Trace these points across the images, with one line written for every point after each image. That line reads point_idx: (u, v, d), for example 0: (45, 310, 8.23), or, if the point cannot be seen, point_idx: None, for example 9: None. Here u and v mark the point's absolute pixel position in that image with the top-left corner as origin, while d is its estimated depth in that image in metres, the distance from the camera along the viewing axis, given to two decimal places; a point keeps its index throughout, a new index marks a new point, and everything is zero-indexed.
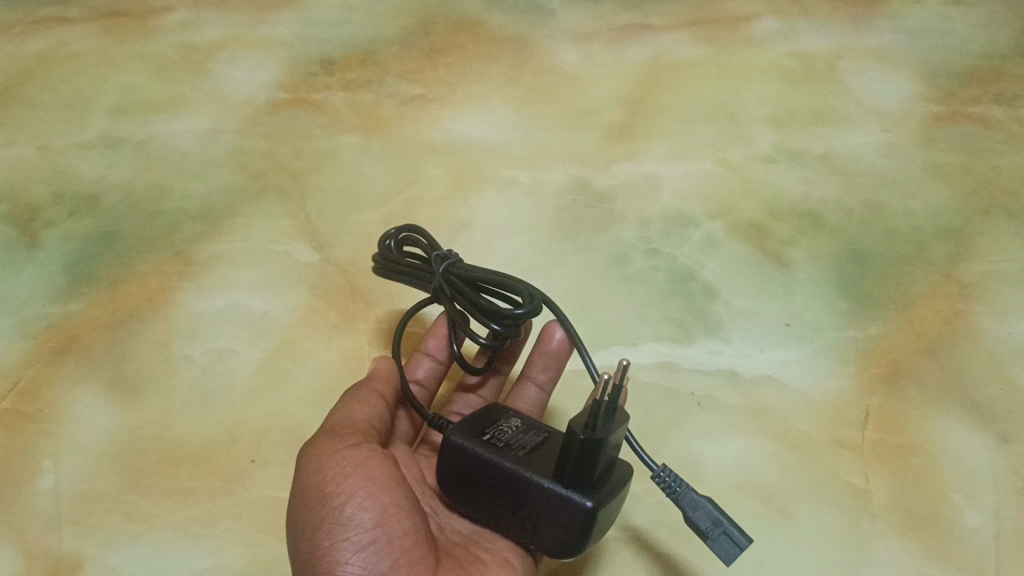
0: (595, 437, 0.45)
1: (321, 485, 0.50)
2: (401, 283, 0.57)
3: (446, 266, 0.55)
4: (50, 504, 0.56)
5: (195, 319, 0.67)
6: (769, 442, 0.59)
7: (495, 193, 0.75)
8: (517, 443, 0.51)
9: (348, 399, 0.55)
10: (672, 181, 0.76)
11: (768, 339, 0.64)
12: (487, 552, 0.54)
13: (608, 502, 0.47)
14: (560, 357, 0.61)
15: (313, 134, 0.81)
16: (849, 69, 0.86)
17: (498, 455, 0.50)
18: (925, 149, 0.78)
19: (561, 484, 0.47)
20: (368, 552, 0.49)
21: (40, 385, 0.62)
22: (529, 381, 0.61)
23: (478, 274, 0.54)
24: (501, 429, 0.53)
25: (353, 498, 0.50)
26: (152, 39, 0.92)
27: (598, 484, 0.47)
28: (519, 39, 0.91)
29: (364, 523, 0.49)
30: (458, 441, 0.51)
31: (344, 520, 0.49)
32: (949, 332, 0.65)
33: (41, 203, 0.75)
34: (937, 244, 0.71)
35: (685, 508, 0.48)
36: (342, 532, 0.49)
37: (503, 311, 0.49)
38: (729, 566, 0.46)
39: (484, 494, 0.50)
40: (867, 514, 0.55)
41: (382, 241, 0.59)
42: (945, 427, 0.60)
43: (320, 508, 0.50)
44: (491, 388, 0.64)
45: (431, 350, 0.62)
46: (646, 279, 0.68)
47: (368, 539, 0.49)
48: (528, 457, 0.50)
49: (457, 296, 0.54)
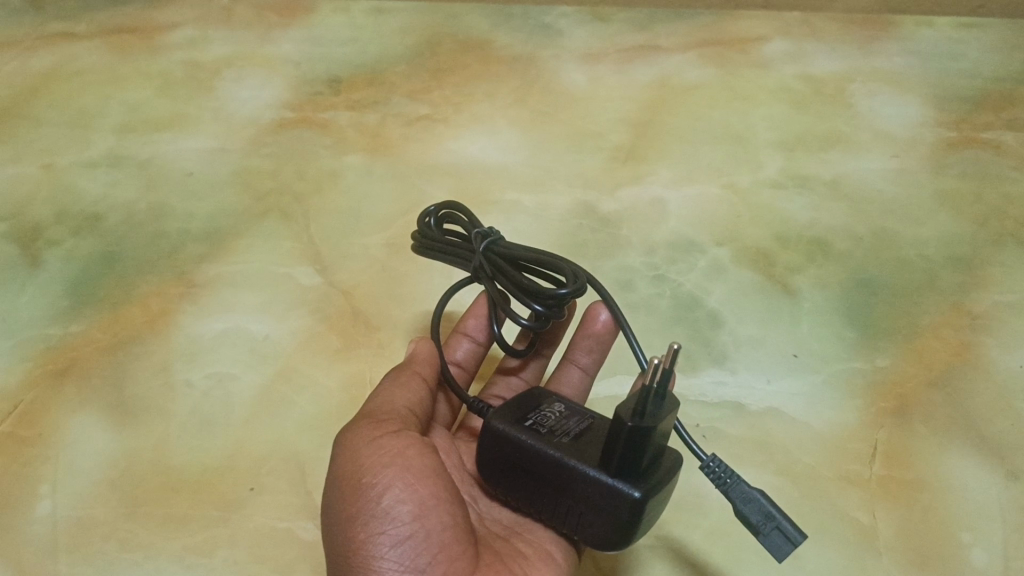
0: (644, 425, 0.43)
1: (358, 475, 0.49)
2: (440, 260, 0.56)
3: (487, 244, 0.54)
4: (45, 530, 0.56)
5: (196, 343, 0.66)
6: (774, 476, 0.58)
7: (500, 215, 0.74)
8: (561, 429, 0.50)
9: (388, 384, 0.55)
10: (679, 206, 0.75)
11: (774, 369, 0.64)
12: (528, 545, 0.54)
13: (657, 491, 0.46)
14: (603, 340, 0.61)
15: (318, 154, 0.80)
16: (859, 92, 0.86)
17: (542, 441, 0.49)
18: (935, 176, 0.77)
19: (607, 474, 0.46)
20: (405, 547, 0.47)
21: (38, 408, 0.62)
22: (571, 364, 0.61)
23: (520, 253, 0.53)
24: (545, 414, 0.52)
25: (390, 489, 0.48)
26: (159, 56, 0.92)
27: (646, 472, 0.46)
28: (526, 59, 0.90)
29: (401, 517, 0.48)
30: (501, 428, 0.50)
31: (380, 513, 0.48)
32: (958, 365, 0.64)
33: (44, 222, 0.75)
34: (947, 274, 0.70)
35: (736, 501, 0.47)
36: (378, 525, 0.48)
37: (548, 291, 0.48)
38: (780, 562, 0.45)
39: (528, 482, 0.49)
40: (874, 552, 0.54)
41: (421, 219, 0.58)
42: (954, 462, 0.59)
43: (355, 499, 0.49)
44: (533, 371, 0.64)
45: (470, 331, 0.63)
46: (651, 305, 0.67)
47: (405, 533, 0.48)
48: (573, 443, 0.49)
49: (498, 275, 0.53)
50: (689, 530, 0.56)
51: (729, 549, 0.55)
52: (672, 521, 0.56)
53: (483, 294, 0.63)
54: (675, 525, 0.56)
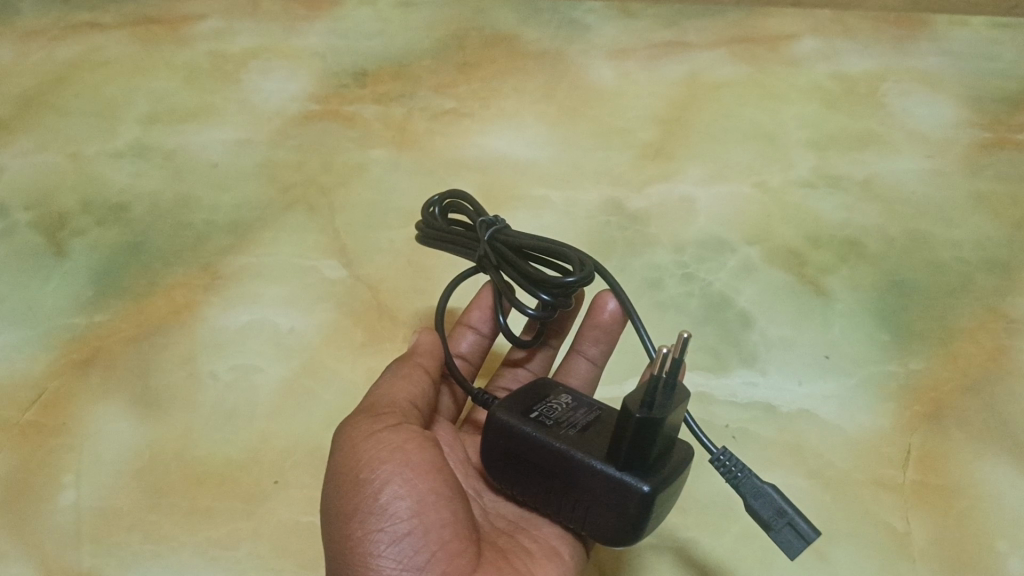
0: (652, 416, 0.42)
1: (356, 470, 0.49)
2: (445, 250, 0.56)
3: (492, 233, 0.53)
4: (68, 520, 0.55)
5: (220, 335, 0.66)
6: (805, 479, 0.57)
7: (527, 211, 0.73)
8: (567, 421, 0.49)
9: (390, 377, 0.54)
10: (708, 204, 0.74)
11: (805, 371, 0.63)
12: (534, 541, 0.53)
13: (666, 485, 0.45)
14: (610, 330, 0.60)
15: (344, 147, 0.80)
16: (892, 92, 0.84)
17: (547, 433, 0.48)
18: (969, 177, 0.76)
19: (614, 467, 0.45)
20: (403, 545, 0.47)
21: (62, 398, 0.62)
22: (578, 355, 0.61)
23: (525, 241, 0.52)
24: (550, 405, 0.51)
25: (388, 485, 0.48)
26: (185, 47, 0.92)
27: (655, 466, 0.45)
28: (554, 54, 0.90)
29: (400, 513, 0.47)
30: (504, 420, 0.49)
31: (378, 509, 0.47)
32: (993, 369, 0.62)
33: (70, 211, 0.75)
34: (982, 277, 0.68)
35: (747, 496, 0.46)
36: (376, 522, 0.47)
37: (553, 279, 0.47)
38: (793, 560, 0.44)
39: (533, 475, 0.48)
40: (907, 558, 0.53)
41: (426, 209, 0.58)
42: (990, 469, 0.57)
43: (352, 495, 0.48)
44: (540, 362, 0.63)
45: (474, 323, 0.62)
46: (680, 304, 0.67)
47: (403, 530, 0.47)
48: (579, 435, 0.48)
49: (503, 264, 0.52)
50: (717, 534, 0.55)
51: (757, 552, 0.54)
52: (700, 524, 0.55)
53: (486, 285, 0.62)
54: (703, 528, 0.55)
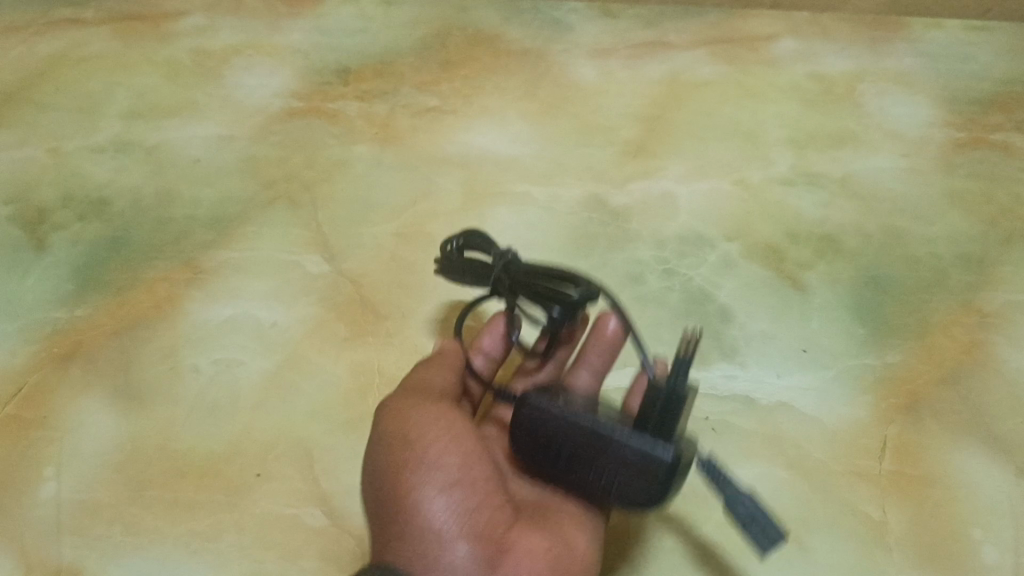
0: (678, 394, 0.49)
1: (406, 432, 0.55)
2: (459, 279, 0.61)
3: (505, 261, 0.57)
4: (50, 514, 0.55)
5: (202, 329, 0.65)
6: (784, 470, 0.58)
7: (510, 208, 0.74)
8: (591, 408, 0.54)
9: (423, 368, 0.59)
10: (689, 201, 0.75)
11: (784, 364, 0.63)
12: (557, 515, 0.56)
13: (685, 453, 0.49)
14: (614, 344, 0.62)
15: (327, 143, 0.80)
16: (869, 92, 0.86)
17: (576, 412, 0.52)
18: (944, 175, 0.77)
19: (642, 432, 0.49)
20: (449, 497, 0.53)
21: (42, 391, 0.61)
22: (581, 367, 0.62)
23: (535, 269, 0.57)
24: (570, 396, 0.56)
25: (435, 442, 0.55)
26: (166, 42, 0.91)
27: (673, 437, 0.49)
28: (536, 53, 0.90)
29: (446, 465, 0.54)
30: (535, 401, 0.53)
31: (427, 462, 0.54)
32: (968, 363, 0.63)
33: (51, 206, 0.74)
34: (956, 272, 0.70)
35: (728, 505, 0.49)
36: (425, 474, 0.53)
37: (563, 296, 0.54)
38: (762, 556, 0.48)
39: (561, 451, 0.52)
40: (881, 548, 0.54)
41: (444, 247, 0.62)
42: (964, 460, 0.58)
43: (404, 449, 0.55)
44: (548, 372, 0.63)
45: (484, 348, 0.63)
46: (661, 299, 0.67)
47: (449, 482, 0.54)
48: (604, 416, 0.52)
49: (517, 286, 0.56)
50: (698, 524, 0.55)
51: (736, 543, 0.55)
52: (681, 514, 0.56)
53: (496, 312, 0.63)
54: (684, 518, 0.56)
